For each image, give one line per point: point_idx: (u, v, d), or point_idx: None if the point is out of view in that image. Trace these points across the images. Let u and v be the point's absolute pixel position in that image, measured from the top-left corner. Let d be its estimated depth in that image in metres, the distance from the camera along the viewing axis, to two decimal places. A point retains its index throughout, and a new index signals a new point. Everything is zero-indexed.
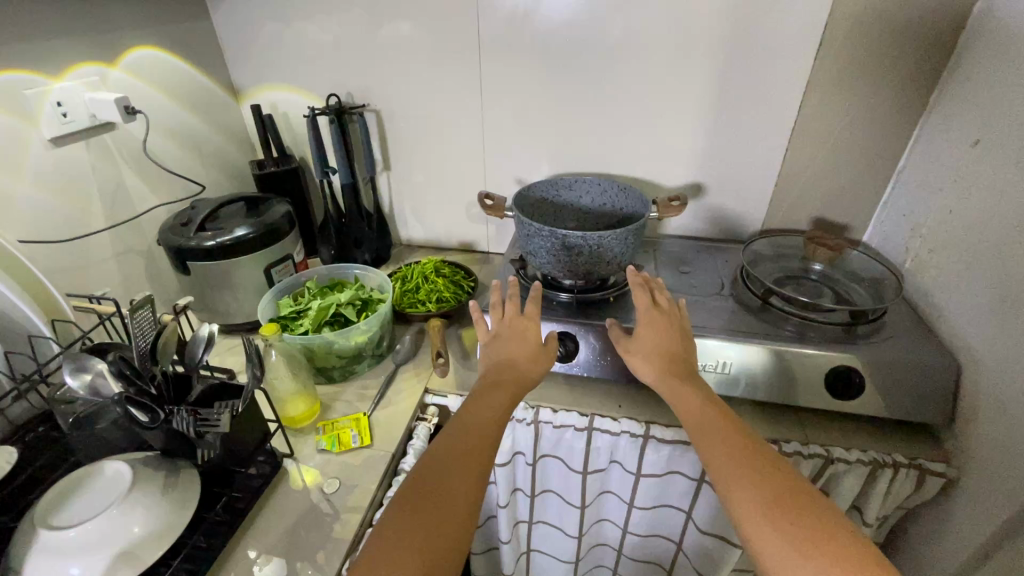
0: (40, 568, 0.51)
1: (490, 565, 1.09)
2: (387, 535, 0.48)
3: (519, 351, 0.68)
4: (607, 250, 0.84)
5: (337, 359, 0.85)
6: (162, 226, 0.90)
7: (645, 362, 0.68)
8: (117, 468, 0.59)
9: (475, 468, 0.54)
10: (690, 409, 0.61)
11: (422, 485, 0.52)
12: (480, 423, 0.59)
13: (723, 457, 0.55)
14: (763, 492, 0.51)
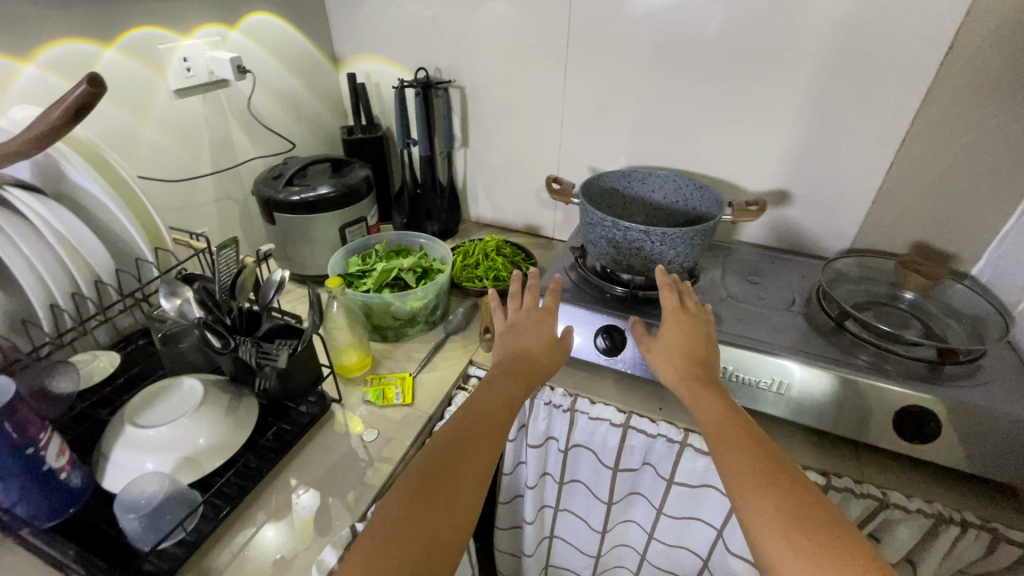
0: (124, 456, 0.60)
1: (513, 542, 1.11)
2: (390, 516, 0.49)
3: (537, 343, 0.70)
4: (670, 249, 0.81)
5: (392, 320, 0.90)
6: (258, 178, 0.99)
7: (667, 363, 0.67)
8: (192, 384, 0.66)
9: (482, 449, 0.56)
10: (708, 413, 0.59)
11: (429, 467, 0.53)
12: (488, 407, 0.61)
13: (737, 465, 0.53)
14: (780, 505, 0.49)
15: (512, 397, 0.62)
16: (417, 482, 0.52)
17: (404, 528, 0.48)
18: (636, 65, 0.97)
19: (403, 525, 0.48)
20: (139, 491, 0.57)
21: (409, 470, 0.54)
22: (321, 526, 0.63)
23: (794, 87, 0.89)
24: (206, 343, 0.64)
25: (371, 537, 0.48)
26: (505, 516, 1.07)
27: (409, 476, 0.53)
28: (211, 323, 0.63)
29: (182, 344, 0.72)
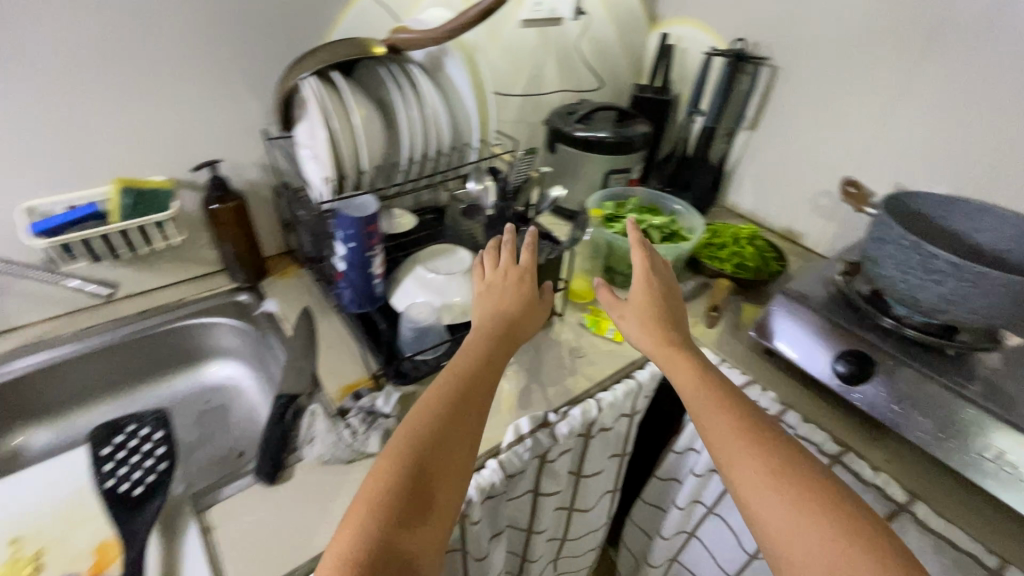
0: (408, 285, 0.80)
1: (649, 520, 1.11)
2: (387, 484, 0.47)
3: (515, 302, 0.66)
4: (977, 296, 0.65)
5: (625, 267, 0.93)
6: (554, 110, 1.12)
7: (676, 353, 0.62)
8: (465, 256, 0.83)
9: (461, 404, 0.54)
10: (700, 396, 0.57)
11: (417, 428, 0.51)
12: (461, 369, 0.58)
13: (738, 447, 0.52)
14: (769, 466, 0.50)
15: (474, 346, 0.61)
16: (408, 440, 0.50)
17: (410, 487, 0.47)
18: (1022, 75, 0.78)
19: (406, 485, 0.47)
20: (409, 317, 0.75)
21: (397, 437, 0.51)
22: (524, 402, 0.74)
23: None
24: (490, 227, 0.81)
25: (367, 513, 0.45)
26: (654, 492, 1.07)
27: (397, 439, 0.50)
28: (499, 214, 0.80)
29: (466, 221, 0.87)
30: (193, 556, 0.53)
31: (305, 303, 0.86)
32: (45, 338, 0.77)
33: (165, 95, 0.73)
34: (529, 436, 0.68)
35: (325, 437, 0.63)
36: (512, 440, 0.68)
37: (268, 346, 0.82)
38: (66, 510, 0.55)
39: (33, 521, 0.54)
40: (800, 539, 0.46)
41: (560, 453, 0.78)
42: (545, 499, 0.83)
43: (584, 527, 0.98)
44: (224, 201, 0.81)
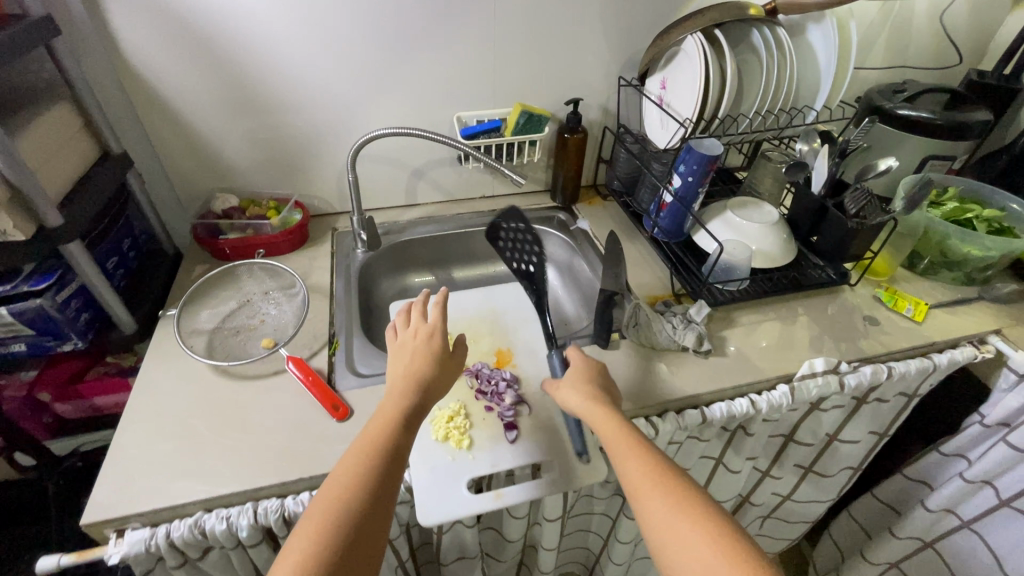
0: (715, 225, 0.90)
1: (876, 517, 1.09)
2: (325, 529, 0.46)
3: (416, 361, 0.60)
4: None
5: (937, 253, 0.90)
6: (874, 88, 1.08)
7: (615, 432, 0.57)
8: (771, 211, 0.91)
9: (396, 436, 0.53)
10: (644, 486, 0.52)
11: (360, 471, 0.50)
12: (364, 444, 0.53)
13: (678, 538, 0.47)
14: (687, 519, 0.48)
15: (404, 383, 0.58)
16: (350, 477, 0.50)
17: (349, 516, 0.47)
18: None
19: (348, 513, 0.47)
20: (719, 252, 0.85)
21: (336, 480, 0.50)
22: (814, 348, 0.80)
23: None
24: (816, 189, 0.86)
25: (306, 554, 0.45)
26: (893, 490, 1.04)
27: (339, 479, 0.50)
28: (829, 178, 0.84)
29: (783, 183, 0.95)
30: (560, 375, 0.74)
31: (612, 226, 1.03)
32: (434, 215, 1.06)
33: (559, 39, 0.93)
34: (822, 374, 0.75)
35: (650, 325, 0.78)
36: (806, 372, 0.75)
37: (580, 255, 1.02)
38: (476, 323, 0.81)
39: (456, 325, 0.81)
40: None
41: (833, 406, 0.82)
42: (796, 447, 0.89)
43: (811, 493, 1.02)
44: (574, 132, 0.99)
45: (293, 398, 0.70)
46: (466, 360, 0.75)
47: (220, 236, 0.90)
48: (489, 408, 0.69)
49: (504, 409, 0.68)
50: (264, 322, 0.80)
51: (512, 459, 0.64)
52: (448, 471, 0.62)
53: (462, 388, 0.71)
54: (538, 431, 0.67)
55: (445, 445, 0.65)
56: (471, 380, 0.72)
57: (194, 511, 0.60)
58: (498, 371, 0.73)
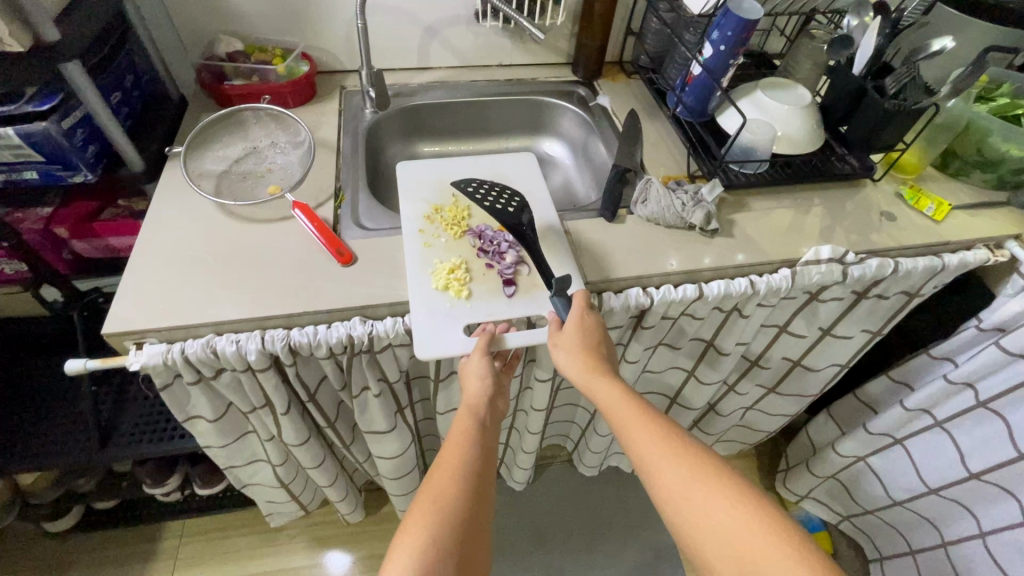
0: (743, 105, 0.85)
1: (854, 416, 1.14)
2: (427, 539, 0.49)
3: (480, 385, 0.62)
4: None
5: (974, 152, 0.86)
6: None
7: (621, 400, 0.56)
8: (805, 94, 0.85)
9: (478, 451, 0.57)
10: (653, 459, 0.53)
11: (448, 489, 0.53)
12: (443, 464, 0.55)
13: (691, 503, 0.50)
14: (696, 481, 0.50)
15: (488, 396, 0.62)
16: (436, 497, 0.52)
17: (448, 539, 0.49)
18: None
19: (444, 535, 0.50)
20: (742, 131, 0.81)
21: (425, 495, 0.53)
22: (824, 238, 0.79)
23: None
24: (859, 71, 0.79)
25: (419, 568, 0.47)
26: (876, 391, 1.08)
27: (428, 489, 0.53)
28: (875, 57, 0.77)
29: (819, 60, 0.90)
30: (563, 239, 0.74)
31: (633, 105, 0.98)
32: (446, 81, 1.01)
33: None
34: (827, 262, 0.75)
35: (660, 200, 0.77)
36: (810, 259, 0.75)
37: (596, 134, 0.98)
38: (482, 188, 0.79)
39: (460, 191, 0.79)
40: (744, 554, 0.46)
41: (832, 298, 0.82)
42: (787, 338, 0.91)
43: (795, 386, 1.06)
44: None
45: (299, 241, 0.71)
46: (471, 222, 0.75)
47: (225, 82, 0.87)
48: (490, 265, 0.70)
49: (504, 266, 0.69)
50: (271, 170, 0.80)
51: (510, 312, 0.66)
52: (446, 317, 0.65)
53: (465, 247, 0.72)
54: (536, 289, 0.68)
55: (445, 294, 0.67)
56: (474, 240, 0.72)
57: (206, 333, 0.64)
58: (501, 233, 0.73)
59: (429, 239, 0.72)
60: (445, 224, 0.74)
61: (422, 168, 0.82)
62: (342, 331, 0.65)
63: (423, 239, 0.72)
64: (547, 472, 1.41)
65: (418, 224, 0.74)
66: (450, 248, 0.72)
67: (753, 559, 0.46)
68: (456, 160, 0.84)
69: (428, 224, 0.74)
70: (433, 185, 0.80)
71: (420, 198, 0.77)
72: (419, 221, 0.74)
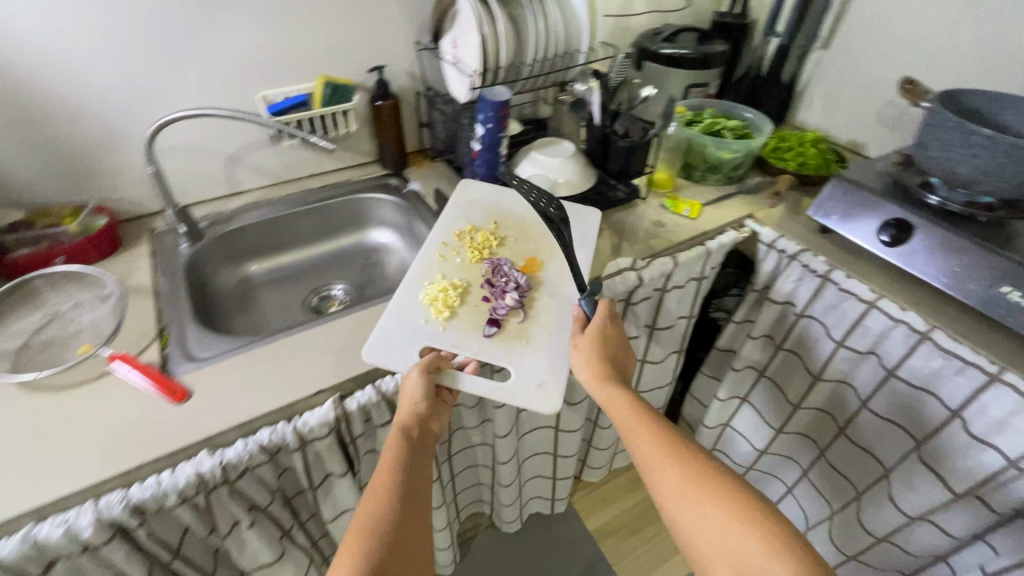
0: (525, 166, 1.01)
1: (707, 390, 1.32)
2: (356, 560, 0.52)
3: (410, 410, 0.66)
4: (993, 175, 0.82)
5: (702, 162, 1.11)
6: (641, 33, 1.26)
7: (625, 404, 0.65)
8: (569, 146, 1.04)
9: (411, 477, 0.61)
10: (656, 462, 0.61)
11: (377, 513, 0.56)
12: (378, 489, 0.59)
13: (685, 504, 0.57)
14: (691, 483, 0.58)
15: (418, 412, 0.66)
16: (367, 522, 0.55)
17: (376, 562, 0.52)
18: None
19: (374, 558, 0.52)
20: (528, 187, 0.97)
21: (357, 525, 0.55)
22: (616, 254, 0.95)
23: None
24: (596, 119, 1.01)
25: None
26: (713, 363, 1.26)
27: (361, 515, 0.56)
28: (603, 108, 0.99)
29: (570, 118, 1.11)
30: (560, 307, 0.82)
31: (440, 184, 1.10)
32: (262, 200, 1.05)
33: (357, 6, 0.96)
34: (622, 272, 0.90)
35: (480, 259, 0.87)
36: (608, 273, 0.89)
37: (415, 215, 1.07)
38: (518, 227, 0.95)
39: (507, 219, 0.96)
40: (727, 547, 0.53)
41: (641, 300, 0.98)
42: None
43: (651, 381, 1.20)
44: (386, 99, 1.04)
45: (123, 392, 0.68)
46: (495, 253, 0.89)
47: (9, 254, 0.82)
48: (486, 299, 0.82)
49: (498, 305, 0.80)
50: (80, 330, 0.76)
51: (475, 353, 0.74)
52: (425, 332, 0.76)
53: (476, 273, 0.85)
54: (517, 338, 0.77)
55: (429, 308, 0.79)
56: (488, 269, 0.86)
57: (25, 525, 0.57)
58: (515, 273, 0.85)
59: (454, 254, 0.89)
60: (469, 247, 0.89)
61: (477, 189, 1.01)
62: (188, 471, 0.62)
63: (445, 254, 0.88)
64: (473, 546, 1.37)
65: (453, 240, 0.91)
66: (462, 269, 0.86)
67: (733, 550, 0.53)
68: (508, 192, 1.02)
69: (458, 242, 0.91)
70: (484, 207, 0.98)
71: (464, 218, 0.95)
72: (454, 238, 0.91)
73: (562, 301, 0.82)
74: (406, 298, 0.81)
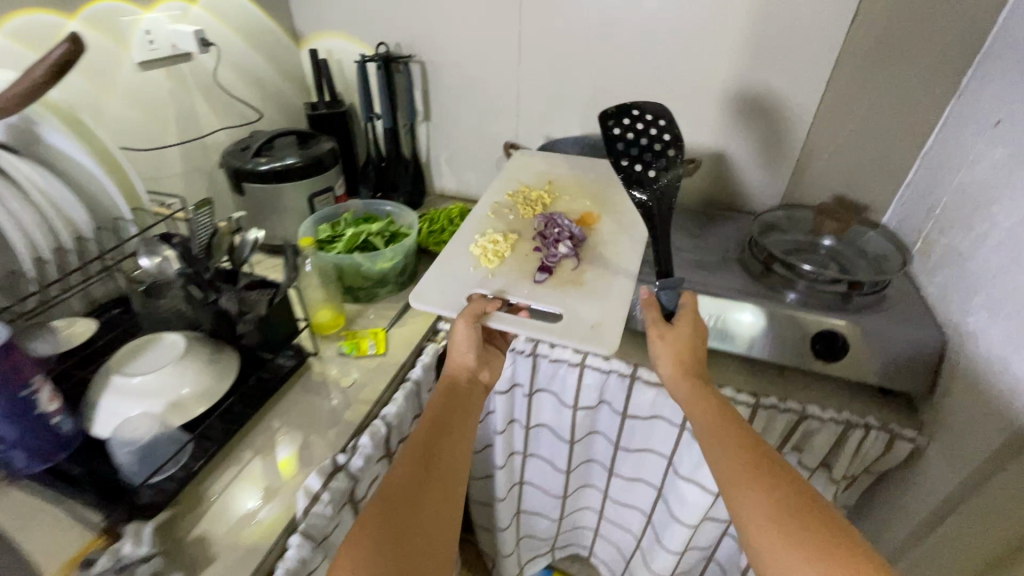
0: (109, 404, 0.63)
1: (486, 491, 1.19)
2: (373, 527, 0.55)
3: (459, 365, 0.77)
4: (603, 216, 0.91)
5: (363, 281, 0.94)
6: (225, 150, 1.04)
7: (707, 400, 0.67)
8: (175, 338, 0.69)
9: (450, 447, 0.67)
10: (752, 482, 0.59)
11: (401, 484, 0.60)
12: (410, 455, 0.64)
13: (777, 536, 0.54)
14: (782, 515, 0.55)
15: (470, 361, 0.77)
16: (394, 495, 0.59)
17: (393, 538, 0.55)
18: (601, 26, 1.03)
19: (390, 537, 0.55)
20: (123, 441, 0.62)
21: (386, 485, 0.60)
22: (307, 462, 0.69)
23: (737, 48, 0.98)
24: (190, 295, 0.71)
25: (365, 551, 0.52)
26: (479, 465, 1.13)
27: (387, 482, 0.60)
28: (192, 279, 0.70)
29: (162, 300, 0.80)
30: (627, 244, 0.92)
31: None
32: None
33: None
34: (325, 490, 0.64)
35: None
36: (307, 506, 0.62)
37: None
38: (574, 188, 1.05)
39: (561, 179, 1.07)
40: None
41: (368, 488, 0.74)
42: None
43: None
44: None
45: None
46: (545, 209, 0.99)
47: None
48: (537, 248, 0.91)
49: (551, 253, 0.88)
50: None
51: (522, 296, 0.82)
52: (477, 281, 0.86)
53: (529, 227, 0.96)
54: (569, 286, 0.84)
55: (478, 260, 0.89)
56: (541, 223, 0.95)
57: None
58: (569, 227, 0.93)
59: (505, 209, 1.01)
60: (523, 203, 1.01)
61: (534, 162, 1.13)
62: None
63: (494, 206, 1.01)
64: None
65: (505, 199, 1.03)
66: (516, 223, 0.97)
67: None
68: (591, 171, 1.10)
69: (511, 199, 1.03)
70: (538, 173, 1.10)
71: (516, 179, 1.08)
72: (507, 198, 1.04)
73: (615, 248, 0.91)
74: (456, 252, 0.91)
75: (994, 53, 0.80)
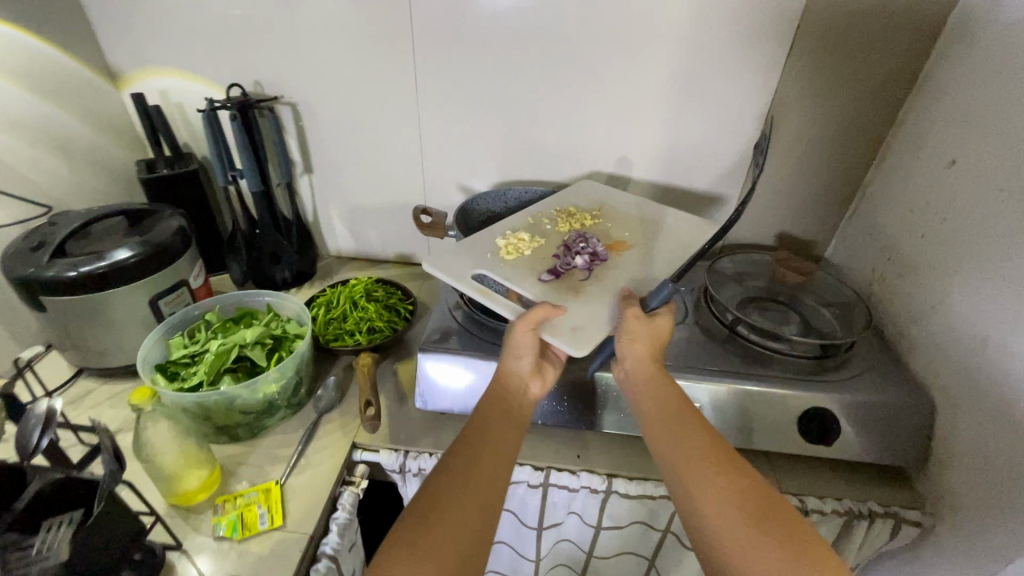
0: None
1: None
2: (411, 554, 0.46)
3: (518, 366, 0.64)
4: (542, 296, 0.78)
5: (241, 415, 0.70)
6: (7, 248, 0.73)
7: (671, 391, 0.59)
8: None
9: (501, 466, 0.55)
10: (720, 479, 0.50)
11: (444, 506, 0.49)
12: (459, 468, 0.53)
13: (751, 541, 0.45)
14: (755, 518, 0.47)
15: (528, 365, 0.64)
16: (435, 518, 0.48)
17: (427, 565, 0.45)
18: (513, 58, 0.87)
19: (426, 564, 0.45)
20: None
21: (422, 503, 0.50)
22: None
23: (667, 80, 0.86)
24: None
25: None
26: None
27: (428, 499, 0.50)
28: None
29: None
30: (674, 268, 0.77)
31: None
32: None
33: None
34: None
35: None
36: None
37: None
38: (625, 217, 0.88)
39: (612, 206, 0.90)
40: None
41: None
42: None
43: None
44: None
45: None
46: (589, 227, 0.85)
47: None
48: (557, 257, 0.79)
49: (565, 262, 0.77)
50: None
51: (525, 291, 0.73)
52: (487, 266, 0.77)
53: (560, 238, 0.83)
54: (569, 290, 0.73)
55: (501, 254, 0.79)
56: (572, 237, 0.82)
57: None
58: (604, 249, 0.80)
59: (544, 218, 0.87)
60: (567, 216, 0.87)
61: (599, 188, 0.94)
62: None
63: (535, 213, 0.88)
64: None
65: (552, 211, 0.89)
66: (553, 233, 0.84)
67: None
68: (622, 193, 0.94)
69: (554, 211, 0.89)
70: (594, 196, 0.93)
71: (570, 198, 0.92)
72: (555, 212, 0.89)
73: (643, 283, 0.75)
74: (479, 240, 0.82)
75: (933, 85, 0.76)
